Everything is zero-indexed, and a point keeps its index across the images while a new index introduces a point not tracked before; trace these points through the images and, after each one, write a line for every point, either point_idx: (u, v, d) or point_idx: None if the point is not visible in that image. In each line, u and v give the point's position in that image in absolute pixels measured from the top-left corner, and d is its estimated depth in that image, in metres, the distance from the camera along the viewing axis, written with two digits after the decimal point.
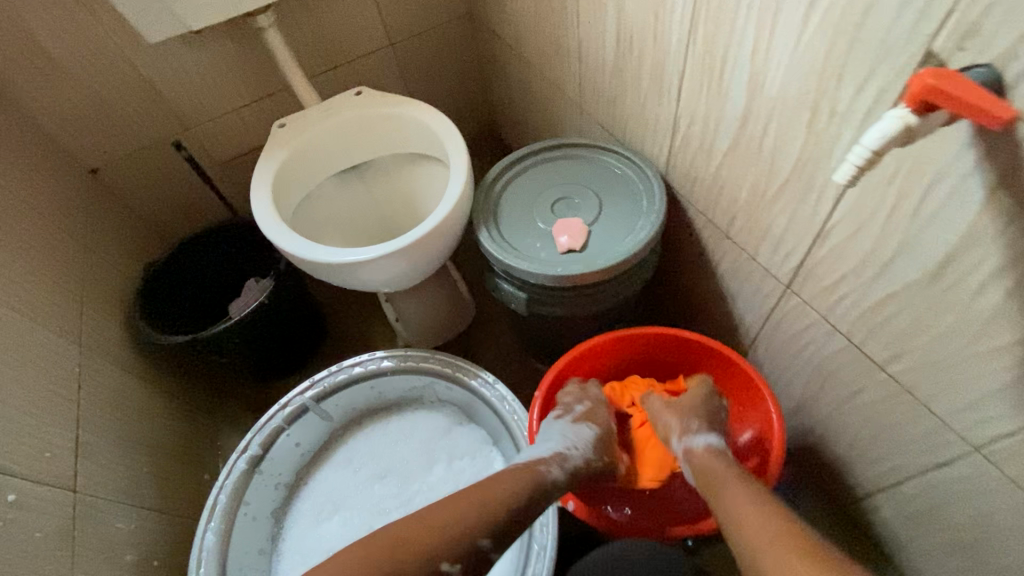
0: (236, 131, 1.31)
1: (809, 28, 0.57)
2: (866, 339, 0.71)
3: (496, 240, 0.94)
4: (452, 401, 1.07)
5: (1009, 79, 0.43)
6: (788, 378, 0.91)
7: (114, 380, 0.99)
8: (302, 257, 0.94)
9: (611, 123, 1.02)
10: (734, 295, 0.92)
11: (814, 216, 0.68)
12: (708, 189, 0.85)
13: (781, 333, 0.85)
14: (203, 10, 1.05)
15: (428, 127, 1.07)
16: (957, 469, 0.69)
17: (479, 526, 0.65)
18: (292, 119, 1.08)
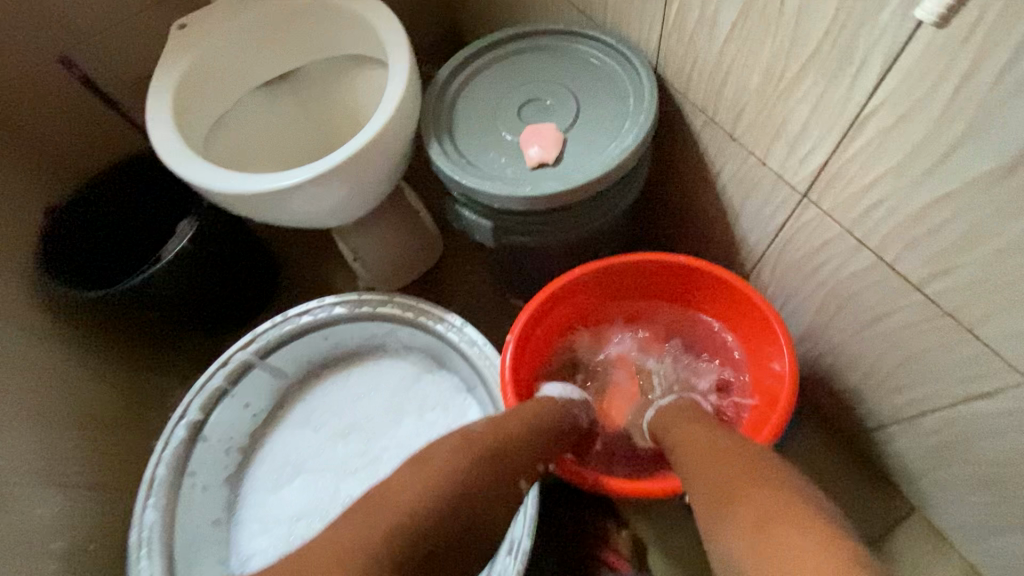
0: (138, 42, 1.08)
1: None
2: (901, 254, 0.58)
3: (451, 156, 0.77)
4: (418, 347, 0.94)
5: None
6: (799, 305, 0.78)
7: (19, 348, 0.85)
8: (215, 188, 0.77)
9: (590, 2, 0.82)
10: (740, 210, 0.77)
11: (850, 97, 0.53)
12: (711, 76, 0.67)
13: (792, 253, 0.73)
14: None
15: (362, 18, 0.87)
16: (999, 398, 0.59)
17: (530, 464, 0.64)
18: (193, 17, 0.87)
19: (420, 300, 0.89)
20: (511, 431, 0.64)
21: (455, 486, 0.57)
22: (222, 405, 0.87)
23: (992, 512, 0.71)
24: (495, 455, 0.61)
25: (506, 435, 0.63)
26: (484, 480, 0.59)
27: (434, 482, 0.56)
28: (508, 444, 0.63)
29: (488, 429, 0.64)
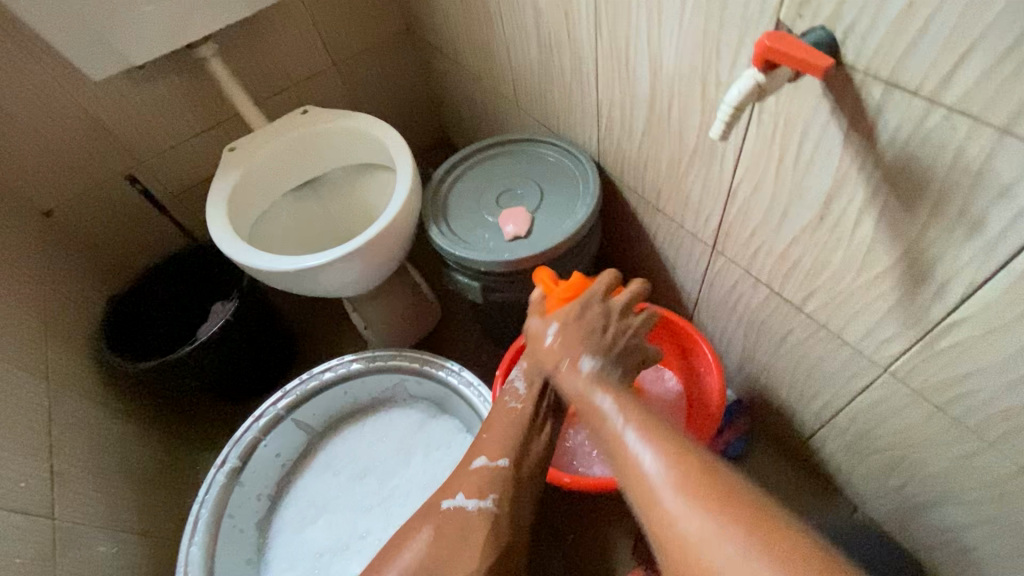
0: (190, 162, 1.35)
1: (686, 10, 0.64)
2: (781, 285, 0.78)
3: (445, 234, 1.00)
4: (424, 395, 1.11)
5: (840, 36, 0.50)
6: (729, 335, 0.97)
7: (85, 411, 1.01)
8: (254, 266, 0.97)
9: (546, 117, 1.09)
10: (675, 261, 0.98)
11: (722, 177, 0.75)
12: (635, 165, 0.92)
13: (716, 291, 0.93)
14: (144, 46, 1.10)
15: (373, 136, 1.13)
16: (874, 392, 0.76)
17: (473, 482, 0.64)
18: (242, 141, 1.12)
19: (425, 352, 1.07)
20: (513, 414, 0.67)
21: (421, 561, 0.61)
22: (256, 454, 1.01)
23: (907, 498, 0.84)
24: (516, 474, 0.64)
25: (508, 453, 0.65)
26: (457, 511, 0.63)
27: (497, 519, 0.63)
28: (535, 434, 0.67)
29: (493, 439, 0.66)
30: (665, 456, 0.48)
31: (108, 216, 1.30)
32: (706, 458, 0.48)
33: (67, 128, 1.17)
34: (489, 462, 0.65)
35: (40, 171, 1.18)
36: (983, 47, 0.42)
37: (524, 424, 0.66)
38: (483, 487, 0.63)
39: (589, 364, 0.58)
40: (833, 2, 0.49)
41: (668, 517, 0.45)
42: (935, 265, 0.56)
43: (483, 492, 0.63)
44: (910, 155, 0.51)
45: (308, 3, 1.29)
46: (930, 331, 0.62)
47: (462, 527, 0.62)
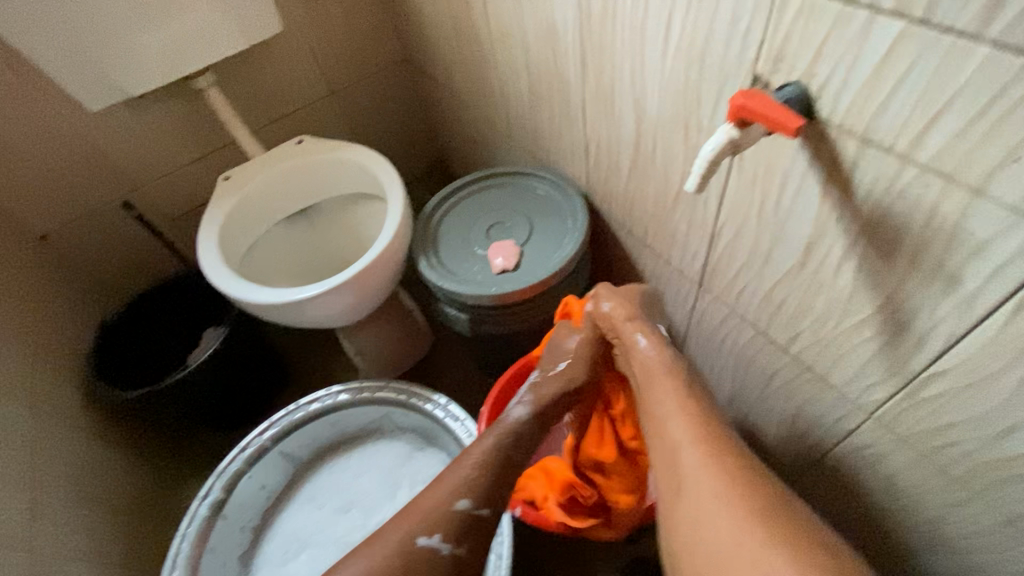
0: (186, 188, 1.37)
1: (668, 58, 0.65)
2: (767, 326, 0.78)
3: (434, 267, 1.00)
4: (411, 427, 1.10)
5: (814, 92, 0.51)
6: (718, 371, 0.97)
7: (69, 441, 1.01)
8: (241, 298, 0.97)
9: (537, 151, 1.10)
10: (664, 296, 0.98)
11: (706, 218, 0.75)
12: (623, 201, 0.92)
13: (705, 328, 0.92)
14: (142, 77, 1.12)
15: (366, 167, 1.14)
16: (860, 436, 0.75)
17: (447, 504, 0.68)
18: (236, 170, 1.13)
19: (414, 384, 1.06)
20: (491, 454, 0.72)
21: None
22: (240, 485, 1.01)
23: (897, 542, 0.83)
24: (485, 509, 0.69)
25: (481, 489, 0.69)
26: (427, 553, 0.65)
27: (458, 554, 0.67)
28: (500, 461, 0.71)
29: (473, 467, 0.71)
30: (702, 458, 0.61)
31: (103, 241, 1.31)
32: (756, 487, 0.58)
33: (65, 156, 1.18)
34: (463, 505, 0.68)
35: (36, 197, 1.19)
36: (952, 112, 0.42)
37: (487, 465, 0.70)
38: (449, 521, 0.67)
39: (645, 339, 0.71)
40: (808, 59, 0.50)
41: (695, 517, 0.58)
42: (914, 317, 0.56)
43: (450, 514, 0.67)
44: (886, 209, 0.51)
45: (306, 35, 1.31)
46: (911, 380, 0.61)
47: (430, 571, 0.64)
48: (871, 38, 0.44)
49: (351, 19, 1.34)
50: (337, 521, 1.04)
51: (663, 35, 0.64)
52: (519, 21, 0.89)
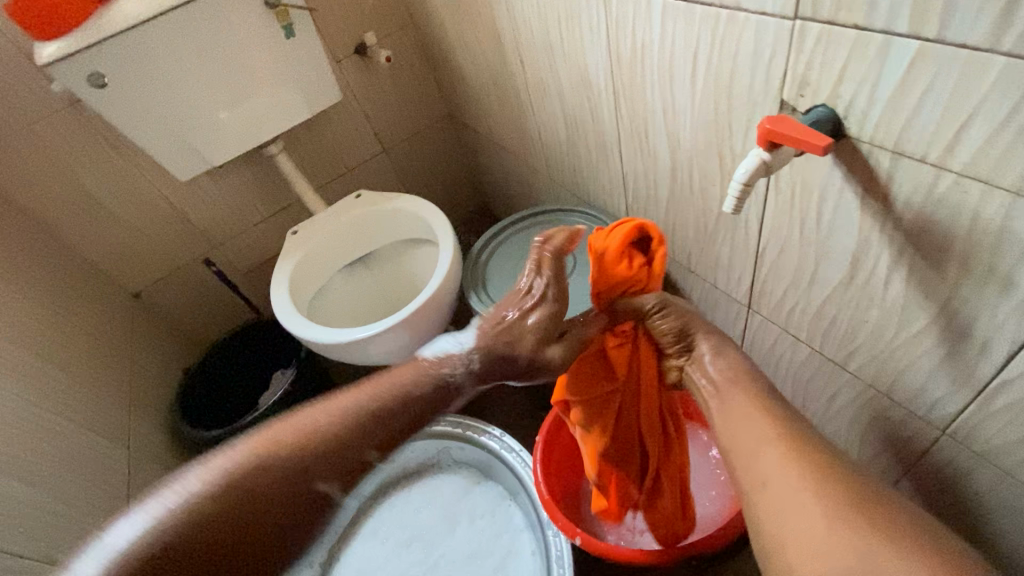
0: (258, 244, 1.50)
1: (697, 94, 0.69)
2: (821, 342, 0.77)
3: (484, 302, 1.05)
4: (467, 461, 1.13)
5: (842, 112, 0.53)
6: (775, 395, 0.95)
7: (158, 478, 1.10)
8: (307, 338, 1.05)
9: (578, 189, 1.15)
10: (714, 320, 0.98)
11: (748, 239, 0.77)
12: (664, 230, 0.95)
13: (757, 350, 0.92)
14: (225, 150, 1.27)
15: (418, 215, 1.23)
16: (936, 454, 0.71)
17: (344, 453, 0.58)
18: (303, 224, 1.24)
19: (470, 417, 1.09)
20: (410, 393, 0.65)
21: (247, 485, 0.53)
22: None
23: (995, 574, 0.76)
24: (252, 504, 0.53)
25: (307, 459, 0.56)
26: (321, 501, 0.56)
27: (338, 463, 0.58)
28: (326, 426, 0.59)
29: (387, 393, 0.64)
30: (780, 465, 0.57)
31: (187, 295, 1.46)
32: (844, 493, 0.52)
33: (157, 223, 1.34)
34: (379, 457, 0.61)
35: (134, 260, 1.35)
36: (981, 117, 0.44)
37: (392, 398, 0.63)
38: (216, 453, 0.56)
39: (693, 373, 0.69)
40: (832, 81, 0.52)
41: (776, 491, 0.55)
42: (973, 323, 0.55)
43: (206, 484, 0.52)
44: (929, 218, 0.52)
45: (362, 100, 1.45)
46: (982, 388, 0.59)
47: (296, 492, 0.55)
48: (889, 59, 0.47)
49: (399, 83, 1.48)
50: (399, 556, 1.06)
51: (690, 72, 0.68)
52: (554, 72, 0.97)
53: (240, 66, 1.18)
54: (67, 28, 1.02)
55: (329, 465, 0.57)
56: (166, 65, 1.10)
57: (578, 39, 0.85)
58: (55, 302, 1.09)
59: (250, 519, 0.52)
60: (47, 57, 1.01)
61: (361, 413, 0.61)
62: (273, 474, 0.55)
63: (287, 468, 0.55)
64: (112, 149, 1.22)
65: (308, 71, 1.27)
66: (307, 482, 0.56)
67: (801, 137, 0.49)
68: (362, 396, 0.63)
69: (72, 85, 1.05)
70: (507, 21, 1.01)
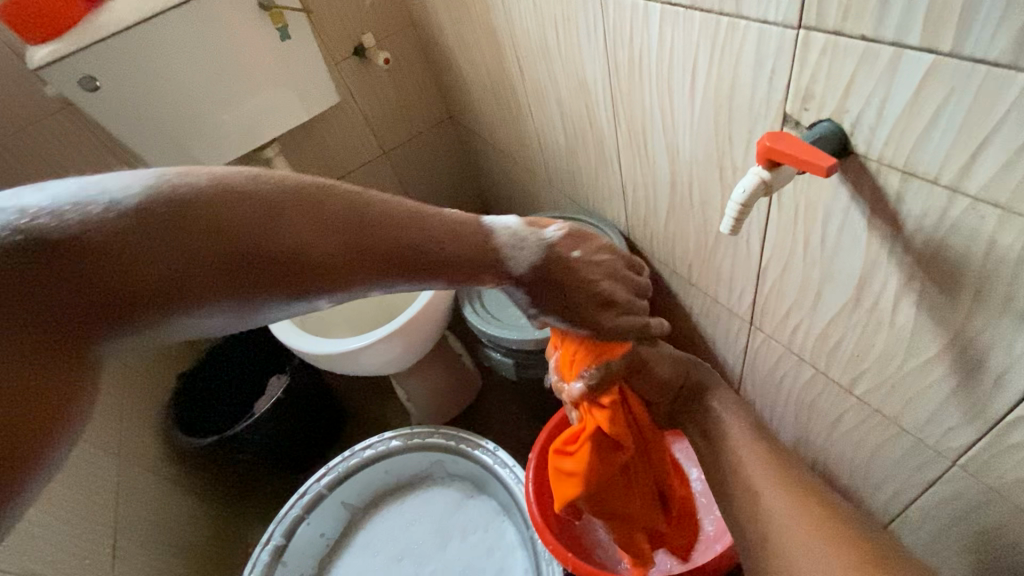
0: None
1: (696, 104, 0.66)
2: (826, 364, 0.73)
3: (480, 313, 1.03)
4: (462, 474, 1.11)
5: (848, 128, 0.50)
6: (779, 415, 0.92)
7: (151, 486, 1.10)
8: (300, 348, 1.04)
9: (578, 196, 1.12)
10: (716, 335, 0.94)
11: (750, 255, 0.74)
12: (664, 241, 0.92)
13: (760, 368, 0.88)
14: (219, 153, 1.25)
15: None
16: (946, 485, 0.68)
17: (362, 243, 0.51)
18: None
19: (464, 430, 1.07)
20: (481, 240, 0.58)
21: (237, 218, 0.46)
22: (301, 530, 1.03)
23: None
24: (211, 219, 0.46)
25: (287, 233, 0.48)
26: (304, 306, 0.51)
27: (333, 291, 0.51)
28: (339, 199, 0.51)
29: (446, 235, 0.55)
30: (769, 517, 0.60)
31: None
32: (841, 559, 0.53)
33: None
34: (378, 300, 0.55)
35: None
36: (1000, 138, 0.40)
37: (453, 236, 0.56)
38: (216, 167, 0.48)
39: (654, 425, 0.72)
40: (838, 96, 0.49)
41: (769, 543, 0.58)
42: (987, 355, 0.52)
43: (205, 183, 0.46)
44: (941, 244, 0.49)
45: (361, 102, 1.43)
46: (996, 422, 0.56)
47: (288, 281, 0.49)
48: (899, 74, 0.43)
49: (399, 85, 1.45)
50: (390, 571, 1.04)
51: (689, 80, 0.65)
52: (552, 76, 0.94)
53: (234, 69, 1.16)
54: (58, 30, 1.00)
55: (320, 236, 0.49)
56: (159, 68, 1.09)
57: (575, 44, 0.82)
58: None
59: (201, 219, 0.45)
60: (39, 60, 1.00)
61: (387, 202, 0.54)
62: (283, 246, 0.48)
63: (295, 252, 0.48)
64: (108, 153, 1.21)
65: (304, 73, 1.25)
66: (309, 281, 0.50)
67: (803, 157, 0.46)
68: (419, 216, 0.54)
69: (65, 88, 1.04)
70: (504, 23, 0.98)
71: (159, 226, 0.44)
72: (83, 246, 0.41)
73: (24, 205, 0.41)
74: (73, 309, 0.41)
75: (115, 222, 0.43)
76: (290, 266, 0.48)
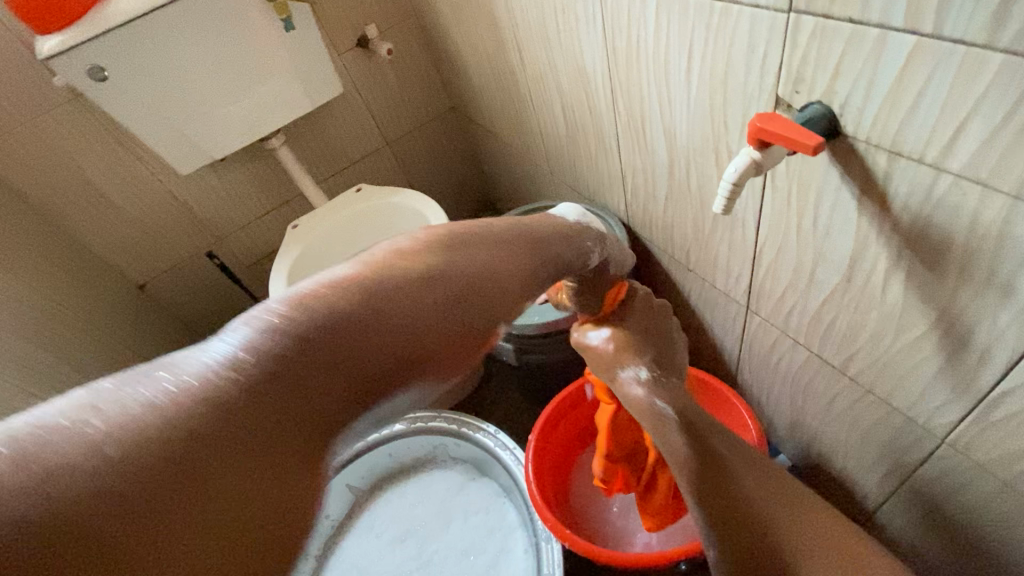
0: (261, 236, 1.51)
1: (692, 89, 0.67)
2: (819, 345, 0.75)
3: None
4: (463, 457, 1.13)
5: (837, 109, 0.51)
6: (774, 398, 0.93)
7: None
8: None
9: (578, 184, 1.13)
10: (714, 320, 0.96)
11: (745, 239, 0.75)
12: (662, 227, 0.94)
13: (756, 351, 0.90)
14: (225, 143, 1.27)
15: (418, 210, 1.23)
16: (935, 463, 0.69)
17: (491, 294, 0.43)
18: (304, 218, 1.25)
19: (465, 414, 1.10)
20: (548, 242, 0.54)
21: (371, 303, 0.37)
22: None
23: None
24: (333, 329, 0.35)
25: (410, 321, 0.38)
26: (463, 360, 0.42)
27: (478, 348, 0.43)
28: (439, 260, 0.41)
29: (527, 255, 0.49)
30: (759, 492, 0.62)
31: (190, 286, 1.47)
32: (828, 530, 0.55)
33: (158, 215, 1.35)
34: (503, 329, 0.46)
35: (138, 251, 1.36)
36: (981, 116, 0.41)
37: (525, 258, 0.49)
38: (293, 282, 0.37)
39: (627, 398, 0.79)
40: (827, 77, 0.50)
41: None
42: (973, 331, 0.53)
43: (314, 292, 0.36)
44: (926, 222, 0.50)
45: (364, 93, 1.44)
46: (982, 398, 0.57)
47: (448, 346, 0.40)
48: (885, 55, 0.45)
49: (402, 76, 1.46)
50: (392, 551, 1.06)
51: (685, 66, 0.66)
52: (552, 65, 0.95)
53: (239, 60, 1.18)
54: (66, 21, 1.02)
55: (440, 310, 0.40)
56: (166, 59, 1.11)
57: (574, 32, 0.83)
58: (55, 293, 1.10)
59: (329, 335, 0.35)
60: (48, 51, 1.02)
61: (481, 250, 0.45)
62: (431, 315, 0.39)
63: (440, 325, 0.40)
64: (116, 143, 1.23)
65: (308, 63, 1.27)
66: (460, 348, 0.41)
67: (791, 136, 0.47)
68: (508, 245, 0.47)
69: (73, 79, 1.06)
70: (505, 12, 0.99)
71: (292, 355, 0.34)
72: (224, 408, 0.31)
73: (179, 366, 0.32)
74: (253, 457, 0.31)
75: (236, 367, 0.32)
76: (433, 351, 0.40)
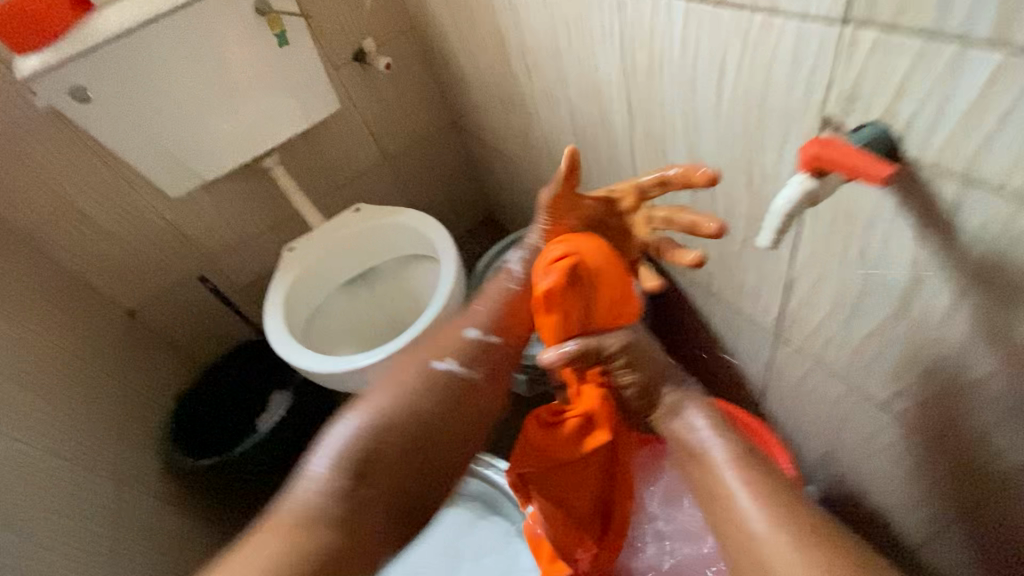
0: (255, 259, 1.45)
1: (722, 107, 0.62)
2: (861, 379, 0.69)
3: None
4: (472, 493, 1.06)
5: (898, 131, 0.46)
6: (805, 430, 0.88)
7: None
8: (304, 366, 1.00)
9: (589, 203, 1.08)
10: (739, 347, 0.90)
11: (778, 266, 0.70)
12: (683, 249, 0.88)
13: (786, 381, 0.84)
14: (217, 164, 1.21)
15: (420, 230, 1.17)
16: (994, 508, 0.63)
17: (459, 352, 0.66)
18: (300, 239, 1.18)
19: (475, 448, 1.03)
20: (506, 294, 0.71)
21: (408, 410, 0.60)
22: None
23: None
24: (385, 428, 0.58)
25: (431, 413, 0.61)
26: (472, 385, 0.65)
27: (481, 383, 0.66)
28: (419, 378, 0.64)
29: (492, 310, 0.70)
30: None
31: (183, 312, 1.40)
32: None
33: (147, 239, 1.28)
34: (478, 332, 0.68)
35: (127, 277, 1.30)
36: None
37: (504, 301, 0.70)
38: (358, 404, 0.60)
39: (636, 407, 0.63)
40: (887, 96, 0.45)
41: None
42: None
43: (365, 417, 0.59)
44: (1001, 255, 0.45)
45: (361, 108, 1.39)
46: None
47: (458, 394, 0.64)
48: (961, 72, 0.40)
49: (400, 90, 1.41)
50: None
51: (714, 83, 0.61)
52: (563, 80, 0.90)
53: (230, 77, 1.13)
54: (46, 39, 0.96)
55: (436, 400, 0.62)
56: (153, 77, 1.05)
57: (588, 45, 0.78)
58: (36, 327, 1.03)
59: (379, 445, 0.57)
60: (26, 71, 0.96)
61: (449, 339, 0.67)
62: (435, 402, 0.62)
63: (447, 403, 0.63)
64: (103, 165, 1.17)
65: (303, 79, 1.21)
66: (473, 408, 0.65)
67: (855, 163, 0.42)
68: (472, 313, 0.70)
69: (54, 99, 1.00)
70: (511, 24, 0.94)
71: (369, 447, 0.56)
72: (344, 482, 0.54)
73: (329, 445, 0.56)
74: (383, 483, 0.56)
75: (341, 454, 0.55)
76: (450, 419, 0.62)
